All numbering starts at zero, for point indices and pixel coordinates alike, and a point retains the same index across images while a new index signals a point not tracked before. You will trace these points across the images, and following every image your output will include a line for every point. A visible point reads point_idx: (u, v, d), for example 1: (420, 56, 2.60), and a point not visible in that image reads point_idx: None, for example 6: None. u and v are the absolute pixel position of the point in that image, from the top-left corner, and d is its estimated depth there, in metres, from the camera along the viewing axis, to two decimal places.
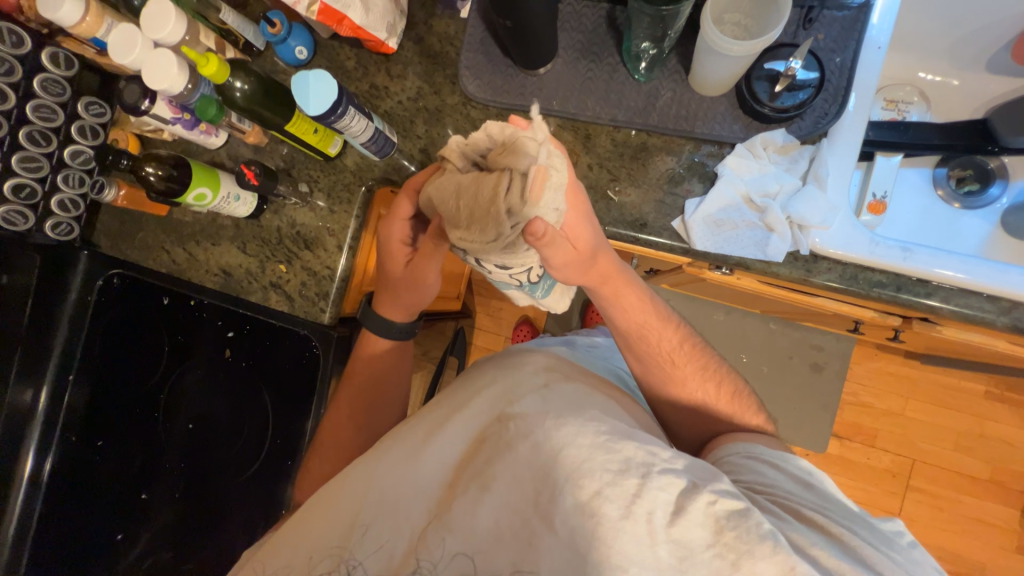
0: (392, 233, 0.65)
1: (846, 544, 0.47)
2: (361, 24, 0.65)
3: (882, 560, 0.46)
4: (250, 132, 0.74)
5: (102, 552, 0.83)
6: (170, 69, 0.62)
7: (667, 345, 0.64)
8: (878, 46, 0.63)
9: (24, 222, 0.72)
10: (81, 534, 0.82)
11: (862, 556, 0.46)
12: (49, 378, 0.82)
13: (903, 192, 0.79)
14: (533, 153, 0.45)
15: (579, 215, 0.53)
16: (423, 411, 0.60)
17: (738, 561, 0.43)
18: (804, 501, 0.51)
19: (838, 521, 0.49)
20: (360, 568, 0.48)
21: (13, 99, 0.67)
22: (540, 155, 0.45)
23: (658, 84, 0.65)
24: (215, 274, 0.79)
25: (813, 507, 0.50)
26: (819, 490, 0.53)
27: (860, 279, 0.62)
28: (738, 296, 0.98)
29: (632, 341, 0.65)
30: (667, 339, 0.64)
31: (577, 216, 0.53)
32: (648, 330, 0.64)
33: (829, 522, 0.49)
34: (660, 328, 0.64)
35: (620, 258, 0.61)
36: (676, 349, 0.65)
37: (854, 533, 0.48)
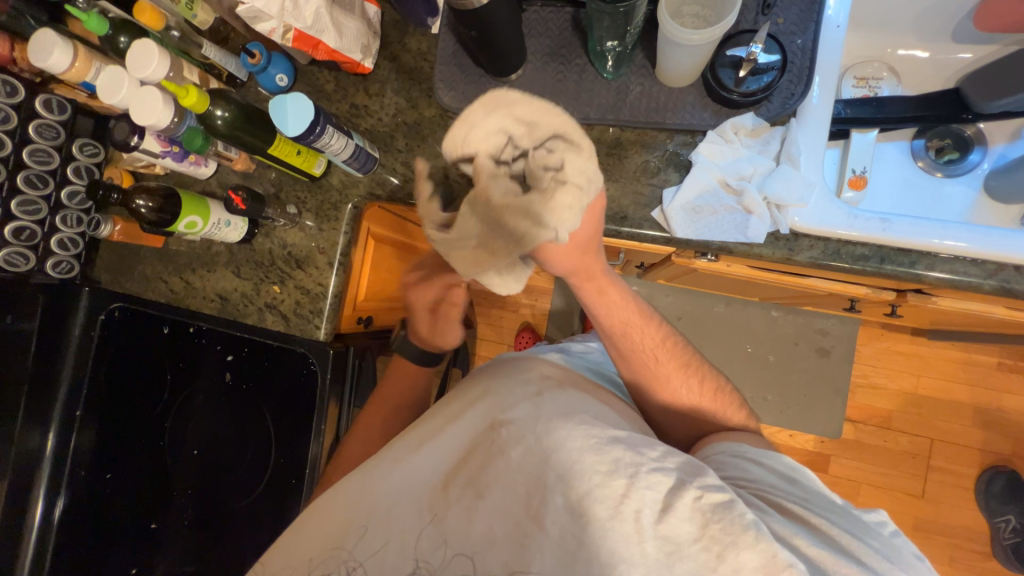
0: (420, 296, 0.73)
1: (825, 534, 0.47)
2: (336, 47, 0.68)
3: (860, 546, 0.46)
4: (237, 159, 0.76)
5: None
6: (156, 104, 0.65)
7: (650, 340, 0.65)
8: (837, 25, 0.65)
9: (26, 262, 0.75)
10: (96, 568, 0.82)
11: (841, 544, 0.46)
12: (55, 420, 0.81)
13: (882, 168, 0.79)
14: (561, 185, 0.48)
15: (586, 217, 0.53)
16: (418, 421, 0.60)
17: (724, 552, 0.42)
18: (786, 495, 0.51)
19: (818, 512, 0.49)
20: (361, 569, 0.48)
21: (9, 146, 0.70)
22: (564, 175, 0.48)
23: (627, 80, 0.66)
24: (213, 300, 0.81)
25: (795, 501, 0.51)
26: (803, 484, 0.53)
27: (843, 254, 0.62)
28: (733, 285, 0.98)
29: (616, 341, 0.65)
30: (651, 336, 0.65)
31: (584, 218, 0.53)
32: (632, 328, 0.64)
33: (808, 513, 0.49)
34: (642, 325, 0.65)
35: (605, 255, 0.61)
36: (659, 346, 0.65)
37: (833, 522, 0.48)
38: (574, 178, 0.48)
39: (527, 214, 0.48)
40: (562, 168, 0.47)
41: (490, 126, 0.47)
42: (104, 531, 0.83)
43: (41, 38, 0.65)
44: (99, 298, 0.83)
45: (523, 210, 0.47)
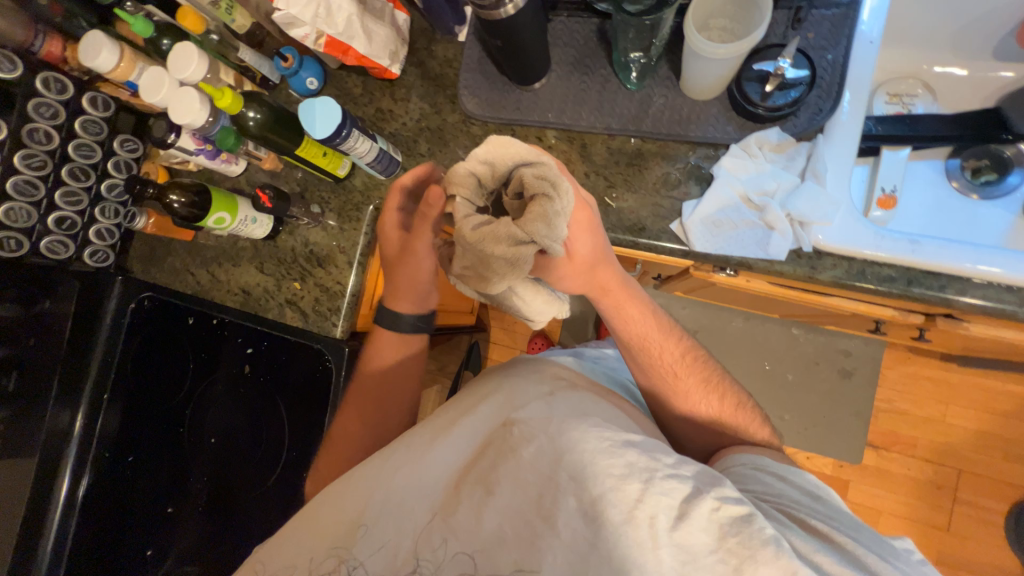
0: (386, 222, 0.66)
1: (848, 552, 0.46)
2: (365, 53, 0.71)
3: (886, 568, 0.44)
4: (266, 158, 0.79)
5: (130, 567, 0.85)
6: (193, 104, 0.67)
7: (670, 358, 0.64)
8: (870, 40, 0.64)
9: (65, 250, 0.78)
10: (112, 544, 0.85)
11: (865, 564, 0.45)
12: (84, 400, 0.83)
13: (913, 187, 0.77)
14: (538, 196, 0.43)
15: (582, 231, 0.53)
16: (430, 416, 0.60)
17: (741, 566, 0.42)
18: (811, 511, 0.50)
19: (842, 530, 0.48)
20: (360, 568, 0.48)
21: (57, 140, 0.74)
22: (538, 186, 0.44)
23: (650, 91, 0.66)
24: (236, 293, 0.84)
25: (819, 517, 0.49)
26: (828, 501, 0.52)
27: (868, 275, 0.60)
28: (753, 300, 0.95)
29: (634, 354, 0.65)
30: (670, 351, 0.64)
31: (582, 237, 0.53)
32: (650, 342, 0.64)
33: (832, 531, 0.48)
34: (661, 341, 0.64)
35: (620, 269, 0.61)
36: (679, 362, 0.64)
37: (858, 541, 0.47)
38: (541, 189, 0.43)
39: (503, 237, 0.43)
40: (525, 185, 0.44)
41: (459, 177, 0.45)
42: (122, 514, 0.85)
43: (90, 38, 0.69)
44: (131, 288, 0.87)
45: (498, 233, 0.43)
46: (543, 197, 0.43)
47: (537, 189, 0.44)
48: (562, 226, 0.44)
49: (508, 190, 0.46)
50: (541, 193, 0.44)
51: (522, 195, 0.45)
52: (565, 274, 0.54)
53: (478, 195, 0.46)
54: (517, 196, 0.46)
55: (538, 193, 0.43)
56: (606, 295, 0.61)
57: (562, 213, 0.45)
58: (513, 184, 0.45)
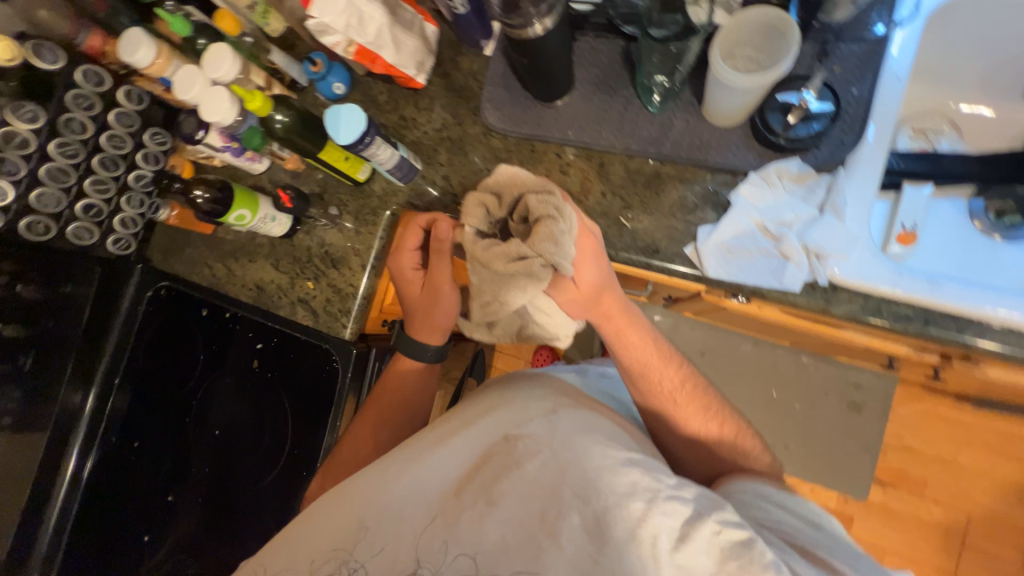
0: (403, 263, 0.71)
1: None
2: (393, 62, 0.72)
3: None
4: (289, 159, 0.81)
5: (125, 552, 0.86)
6: (224, 103, 0.69)
7: (669, 383, 0.63)
8: (896, 76, 0.63)
9: (91, 237, 0.80)
10: (110, 523, 0.86)
11: None
12: (97, 380, 0.86)
13: (934, 225, 0.76)
14: (544, 217, 0.49)
15: (586, 259, 0.56)
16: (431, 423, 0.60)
17: None
18: (813, 541, 0.49)
19: (846, 561, 0.46)
20: (361, 570, 0.49)
21: (91, 130, 0.77)
22: (543, 208, 0.49)
23: (671, 115, 0.66)
24: (250, 288, 0.86)
25: (821, 546, 0.48)
26: (829, 531, 0.51)
27: (884, 312, 0.60)
28: (764, 327, 0.93)
29: (633, 377, 0.64)
30: (670, 377, 0.64)
31: (585, 265, 0.56)
32: (651, 368, 0.63)
33: (836, 560, 0.46)
34: (661, 366, 0.63)
35: (626, 296, 0.62)
36: (678, 389, 0.63)
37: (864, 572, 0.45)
38: (546, 211, 0.49)
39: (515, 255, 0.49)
40: (531, 210, 0.50)
41: (470, 208, 0.52)
42: (122, 497, 0.87)
43: (129, 35, 0.72)
44: (148, 278, 0.90)
45: (509, 252, 0.50)
46: (547, 218, 0.49)
47: (542, 211, 0.49)
48: (567, 242, 0.49)
49: (515, 216, 0.52)
50: (545, 215, 0.49)
51: (527, 219, 0.51)
52: (571, 298, 0.58)
53: (488, 221, 0.53)
54: (523, 220, 0.52)
55: (544, 214, 0.49)
56: (613, 317, 0.62)
57: (568, 232, 0.50)
58: (519, 208, 0.51)
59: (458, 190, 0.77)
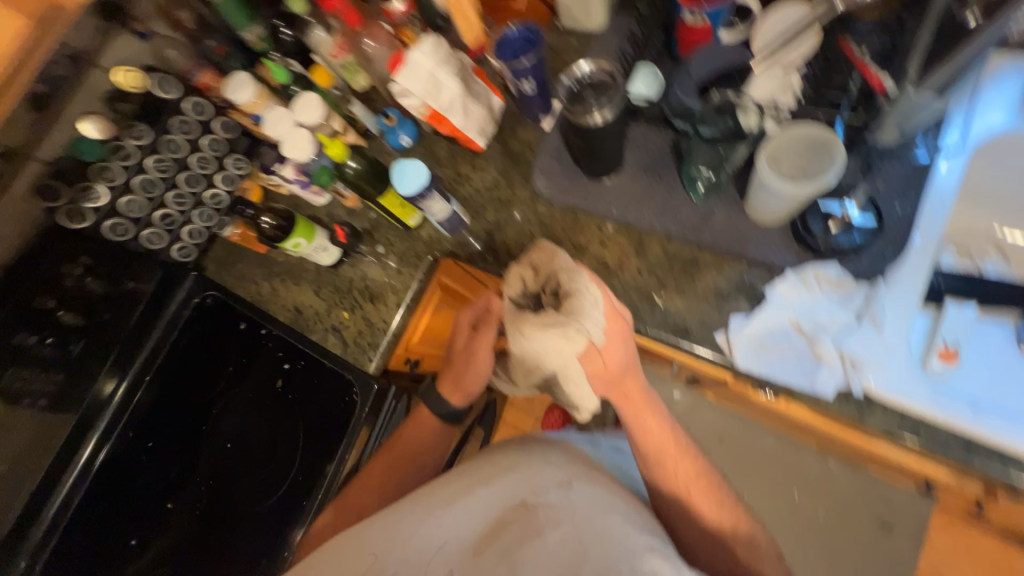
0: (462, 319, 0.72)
1: None
2: (460, 126, 0.79)
3: None
4: (348, 198, 0.88)
5: (112, 554, 0.83)
6: (304, 144, 0.78)
7: (683, 473, 0.62)
8: (944, 200, 0.64)
9: (160, 243, 0.88)
10: (102, 520, 0.83)
11: None
12: (129, 373, 0.87)
13: (979, 345, 0.72)
14: (572, 287, 0.54)
15: (615, 339, 0.58)
16: (449, 477, 0.61)
17: None
18: None
19: None
20: None
21: (184, 150, 0.86)
22: (572, 280, 0.55)
23: (713, 206, 0.70)
24: (290, 310, 0.91)
25: None
26: None
27: (921, 433, 0.58)
28: (791, 426, 0.89)
29: (648, 463, 0.63)
30: (684, 467, 0.62)
31: (614, 344, 0.58)
32: (667, 456, 0.62)
33: None
34: (678, 457, 0.62)
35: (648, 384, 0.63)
36: (694, 481, 0.61)
37: None
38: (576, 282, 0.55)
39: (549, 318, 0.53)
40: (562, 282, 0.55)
41: (509, 280, 0.58)
42: (123, 496, 0.85)
43: (237, 78, 0.82)
44: (199, 285, 0.93)
45: (542, 318, 0.53)
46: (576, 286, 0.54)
47: (571, 282, 0.55)
48: (593, 310, 0.54)
49: (545, 288, 0.57)
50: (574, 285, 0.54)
51: (557, 292, 0.56)
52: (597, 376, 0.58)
53: (521, 291, 0.57)
54: (552, 293, 0.56)
55: (573, 283, 0.55)
56: (635, 395, 0.62)
57: (594, 302, 0.55)
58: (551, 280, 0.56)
59: (500, 247, 0.81)
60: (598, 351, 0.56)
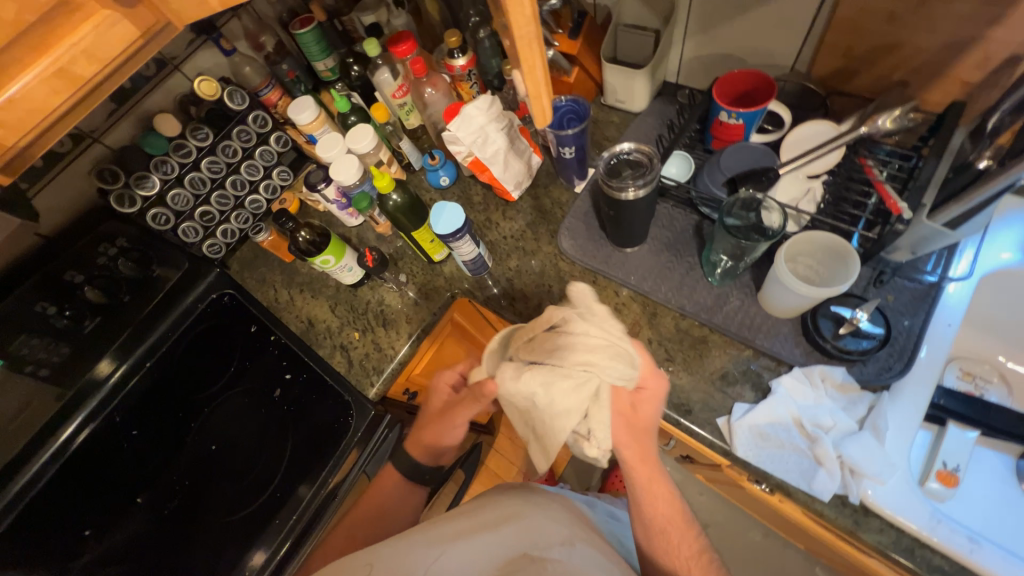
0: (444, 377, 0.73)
1: None
2: (498, 176, 0.84)
3: None
4: (381, 224, 0.93)
5: (54, 552, 0.71)
6: (351, 169, 0.82)
7: (687, 550, 0.60)
8: (947, 323, 0.67)
9: (194, 236, 0.93)
10: (55, 515, 0.72)
11: None
12: (137, 353, 0.82)
13: (978, 472, 0.73)
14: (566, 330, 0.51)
15: (655, 398, 0.58)
16: (442, 518, 0.58)
17: None
18: None
19: None
20: None
21: (238, 157, 0.92)
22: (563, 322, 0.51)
23: (728, 291, 0.73)
24: (302, 321, 0.93)
25: None
26: None
27: (915, 555, 0.56)
28: (782, 523, 0.87)
29: (652, 535, 0.61)
30: (688, 544, 0.61)
31: (653, 402, 0.59)
32: (672, 529, 0.61)
33: None
34: (683, 529, 0.61)
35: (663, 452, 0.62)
36: (695, 558, 0.60)
37: None
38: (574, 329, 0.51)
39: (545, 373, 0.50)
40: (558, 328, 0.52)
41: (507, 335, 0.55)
42: (92, 484, 0.75)
43: (301, 101, 0.88)
44: (221, 280, 0.90)
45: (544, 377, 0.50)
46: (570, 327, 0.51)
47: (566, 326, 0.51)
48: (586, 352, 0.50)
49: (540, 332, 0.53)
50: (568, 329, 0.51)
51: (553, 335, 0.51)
52: (622, 423, 0.59)
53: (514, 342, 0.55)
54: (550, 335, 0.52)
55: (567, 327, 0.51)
56: (647, 467, 0.60)
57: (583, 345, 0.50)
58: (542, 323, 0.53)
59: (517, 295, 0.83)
60: (634, 393, 0.58)
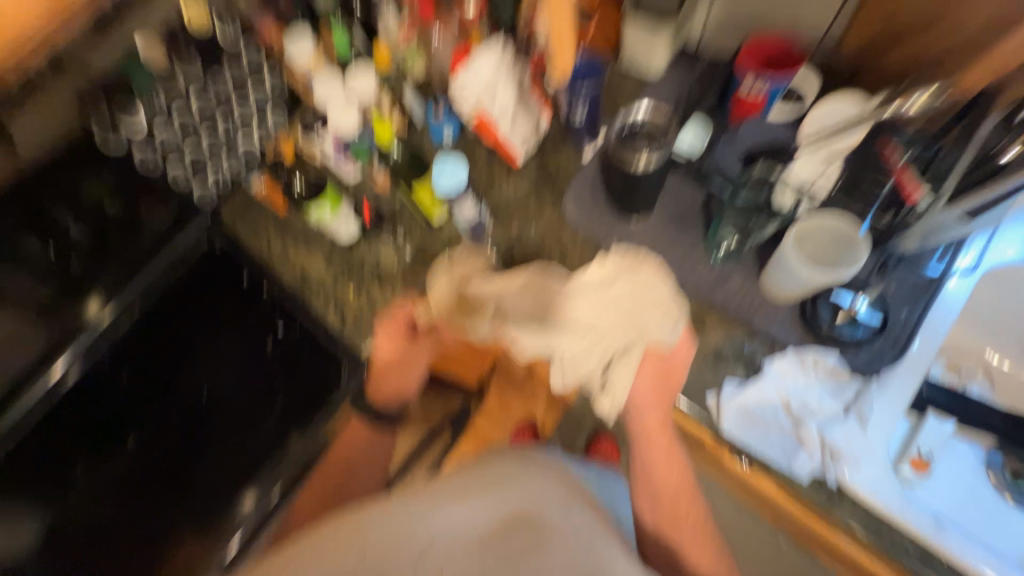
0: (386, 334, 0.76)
1: None
2: (506, 136, 0.81)
3: None
4: (379, 177, 0.87)
5: (57, 478, 0.80)
6: (350, 118, 0.80)
7: (690, 511, 0.65)
8: (944, 317, 0.67)
9: (181, 178, 0.85)
10: (55, 448, 0.80)
11: None
12: (121, 297, 0.81)
13: (951, 460, 0.75)
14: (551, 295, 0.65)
15: (684, 359, 0.63)
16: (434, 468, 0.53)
17: None
18: None
19: None
20: None
21: (228, 94, 0.85)
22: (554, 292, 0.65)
23: (731, 270, 0.71)
24: (296, 275, 0.86)
25: None
26: None
27: (882, 534, 0.59)
28: (754, 495, 0.91)
29: (658, 498, 0.65)
30: (690, 504, 0.66)
31: (679, 365, 0.64)
32: (678, 493, 0.66)
33: None
34: (687, 492, 0.66)
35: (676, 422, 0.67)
36: (693, 517, 0.65)
37: None
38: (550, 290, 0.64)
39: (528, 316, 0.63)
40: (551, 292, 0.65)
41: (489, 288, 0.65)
42: (87, 421, 0.81)
43: (298, 33, 0.82)
44: (208, 227, 0.86)
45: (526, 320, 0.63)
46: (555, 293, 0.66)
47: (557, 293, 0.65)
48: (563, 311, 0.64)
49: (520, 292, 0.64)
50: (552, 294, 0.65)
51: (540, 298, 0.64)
52: (652, 383, 0.64)
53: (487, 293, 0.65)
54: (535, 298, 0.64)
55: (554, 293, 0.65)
56: (662, 430, 0.66)
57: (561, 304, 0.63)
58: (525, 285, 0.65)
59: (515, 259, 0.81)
60: (666, 357, 0.63)
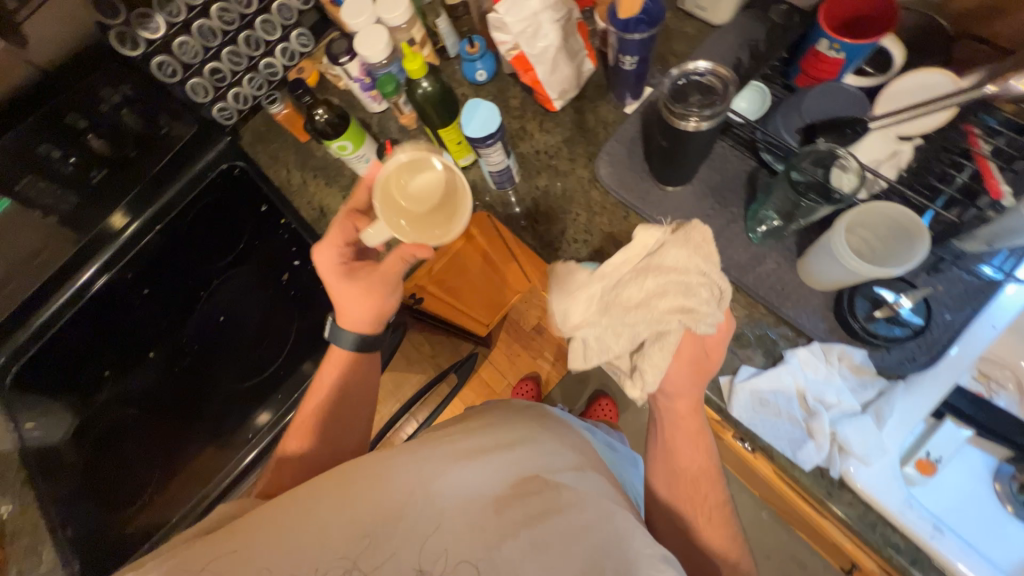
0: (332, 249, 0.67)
1: None
2: (542, 79, 0.74)
3: None
4: (406, 115, 0.83)
5: (82, 385, 0.85)
6: (379, 44, 0.72)
7: (714, 497, 0.61)
8: (993, 324, 0.62)
9: (204, 96, 0.81)
10: (79, 358, 0.84)
11: None
12: (146, 214, 0.85)
13: (957, 467, 0.75)
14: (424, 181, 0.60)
15: (720, 339, 0.59)
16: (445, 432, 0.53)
17: None
18: None
19: None
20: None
21: (254, 8, 0.80)
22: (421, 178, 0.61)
23: (767, 251, 0.67)
24: (315, 209, 0.83)
25: None
26: None
27: (877, 531, 0.59)
28: (749, 475, 0.93)
29: (674, 477, 0.62)
30: (715, 492, 0.61)
31: (717, 346, 0.59)
32: (704, 479, 0.61)
33: None
34: (710, 479, 0.61)
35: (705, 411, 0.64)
36: (715, 507, 0.60)
37: None
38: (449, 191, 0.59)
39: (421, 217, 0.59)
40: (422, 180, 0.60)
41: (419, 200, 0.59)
42: (112, 333, 0.86)
43: None
44: (230, 153, 0.87)
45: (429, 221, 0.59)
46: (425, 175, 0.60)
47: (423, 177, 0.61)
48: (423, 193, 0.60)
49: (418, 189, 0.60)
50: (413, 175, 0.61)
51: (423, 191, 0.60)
52: (685, 366, 0.59)
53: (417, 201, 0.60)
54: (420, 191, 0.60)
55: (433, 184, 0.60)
56: (691, 416, 0.62)
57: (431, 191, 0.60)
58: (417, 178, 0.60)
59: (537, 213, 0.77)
60: (703, 340, 0.58)
